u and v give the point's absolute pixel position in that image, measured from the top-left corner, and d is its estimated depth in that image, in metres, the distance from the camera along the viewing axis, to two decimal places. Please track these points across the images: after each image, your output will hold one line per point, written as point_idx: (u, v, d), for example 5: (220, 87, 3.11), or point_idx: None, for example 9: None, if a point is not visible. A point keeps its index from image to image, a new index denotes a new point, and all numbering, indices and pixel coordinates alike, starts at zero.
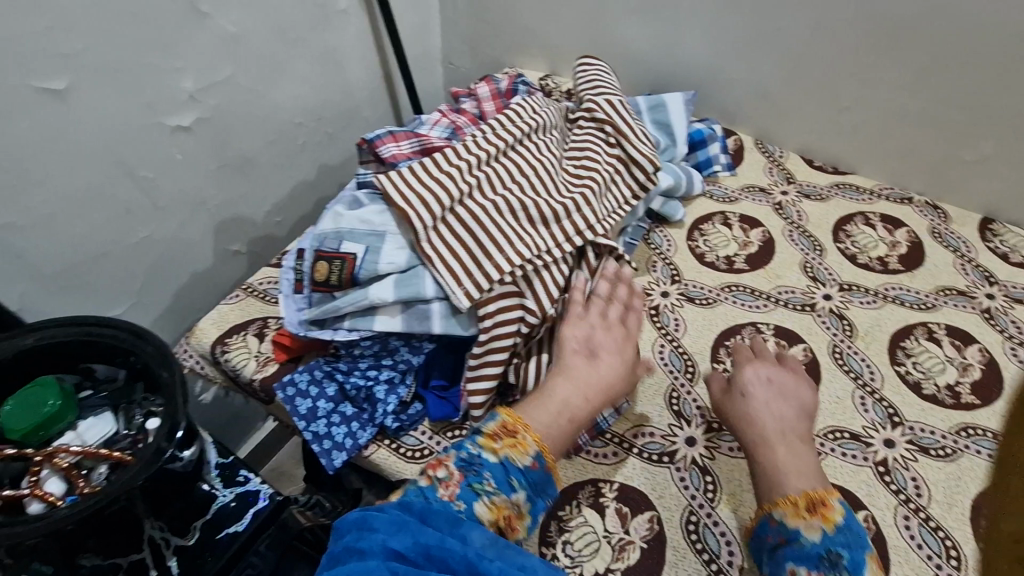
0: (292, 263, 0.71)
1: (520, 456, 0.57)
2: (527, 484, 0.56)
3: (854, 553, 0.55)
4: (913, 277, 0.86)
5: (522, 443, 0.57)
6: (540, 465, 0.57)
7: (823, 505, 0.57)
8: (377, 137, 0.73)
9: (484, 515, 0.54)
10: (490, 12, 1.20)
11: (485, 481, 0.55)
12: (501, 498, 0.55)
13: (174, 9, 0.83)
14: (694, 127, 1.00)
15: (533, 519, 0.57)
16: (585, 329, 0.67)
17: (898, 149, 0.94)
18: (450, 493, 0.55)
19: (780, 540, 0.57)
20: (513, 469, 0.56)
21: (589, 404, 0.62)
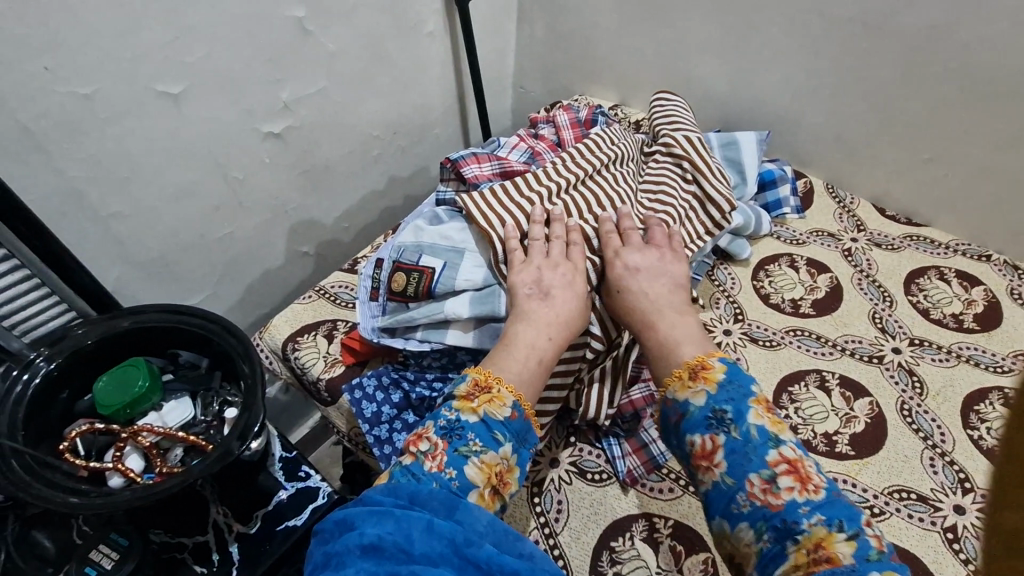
0: (371, 271, 0.74)
1: (500, 410, 0.54)
2: (510, 436, 0.54)
3: (741, 400, 0.53)
4: (990, 338, 0.83)
5: (499, 396, 0.54)
6: (519, 414, 0.55)
7: (703, 368, 0.55)
8: (461, 158, 0.76)
9: (476, 478, 0.51)
10: (566, 42, 1.24)
11: (470, 442, 0.52)
12: (490, 455, 0.52)
13: (283, 26, 0.88)
14: (765, 167, 1.01)
15: (523, 470, 0.55)
16: (531, 273, 0.64)
17: (980, 205, 0.92)
18: (439, 464, 0.51)
19: (677, 416, 0.55)
20: (494, 424, 0.54)
21: (554, 342, 0.60)
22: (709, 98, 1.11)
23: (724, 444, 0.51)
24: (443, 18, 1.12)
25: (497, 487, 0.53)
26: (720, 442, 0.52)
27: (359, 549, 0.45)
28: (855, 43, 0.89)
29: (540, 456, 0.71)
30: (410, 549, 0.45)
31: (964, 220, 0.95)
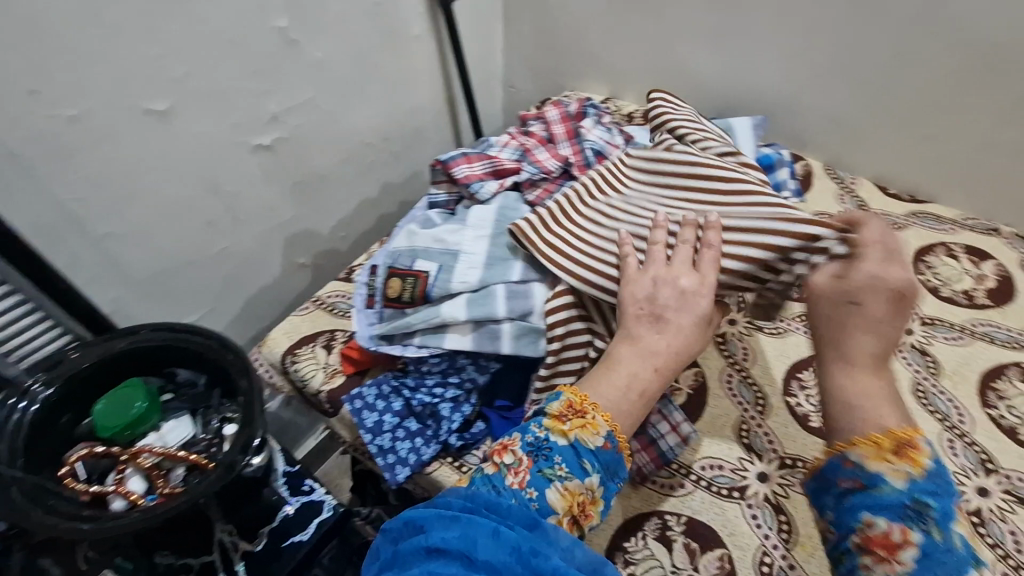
0: (366, 279, 0.73)
1: (592, 438, 0.54)
2: (599, 468, 0.54)
3: (945, 500, 0.49)
4: (1004, 313, 0.81)
5: (592, 424, 0.54)
6: (611, 445, 0.54)
7: (911, 448, 0.51)
8: (450, 158, 0.75)
9: (557, 503, 0.52)
10: (553, 37, 1.23)
11: (556, 466, 0.53)
12: (574, 483, 0.53)
13: (267, 36, 0.88)
14: (762, 152, 0.98)
15: (607, 504, 0.55)
16: (644, 289, 0.59)
17: (986, 178, 0.90)
18: (521, 481, 0.53)
19: (856, 484, 0.51)
20: (584, 452, 0.54)
21: (659, 376, 0.56)
22: (702, 85, 1.09)
23: (919, 542, 0.47)
24: (428, 21, 1.12)
25: (578, 516, 0.53)
26: (914, 537, 0.47)
27: (426, 550, 0.48)
28: (848, 19, 0.87)
29: None
30: (473, 554, 0.47)
31: (970, 195, 0.93)
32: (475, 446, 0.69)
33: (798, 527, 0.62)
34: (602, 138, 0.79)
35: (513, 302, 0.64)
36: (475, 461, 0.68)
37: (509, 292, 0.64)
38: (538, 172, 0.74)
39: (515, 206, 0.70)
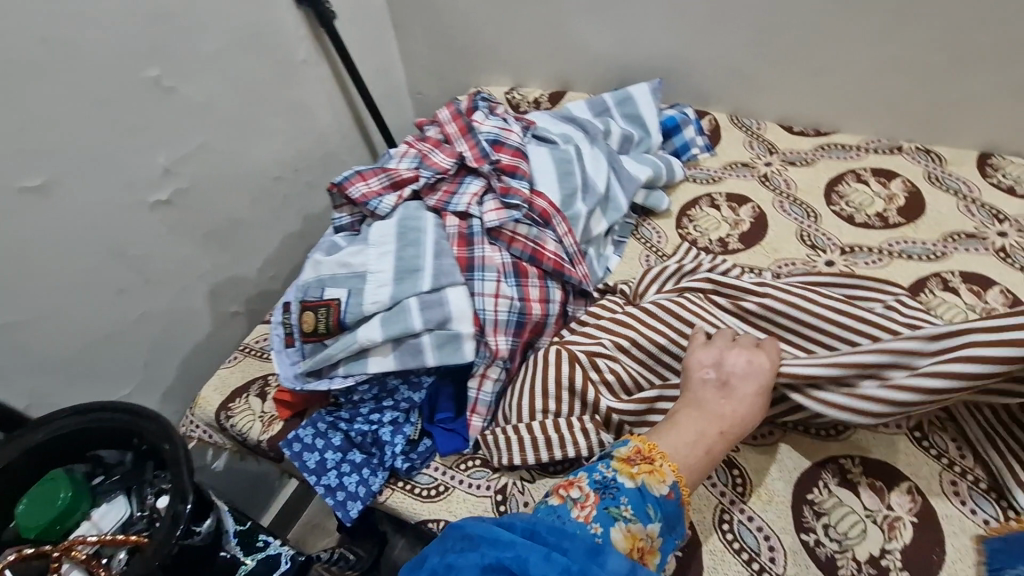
0: (280, 318, 0.70)
1: (658, 485, 0.51)
2: (662, 516, 0.50)
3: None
4: (917, 228, 0.82)
5: (660, 471, 0.51)
6: (675, 497, 0.51)
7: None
8: (345, 179, 0.73)
9: (621, 544, 0.48)
10: (446, 38, 1.22)
11: (621, 506, 0.49)
12: (638, 527, 0.49)
13: (139, 88, 0.84)
14: (666, 114, 1.00)
15: (664, 558, 0.50)
16: (713, 355, 0.59)
17: (879, 99, 0.92)
18: (585, 516, 0.49)
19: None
20: (650, 496, 0.50)
21: (727, 438, 0.54)
22: (598, 60, 1.09)
23: None
24: (312, 44, 1.09)
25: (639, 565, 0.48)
26: None
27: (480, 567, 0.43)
28: None
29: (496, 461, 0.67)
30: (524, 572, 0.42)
31: (868, 119, 0.95)
32: (424, 465, 0.67)
33: (751, 476, 0.62)
34: (495, 127, 0.79)
35: (428, 313, 0.62)
36: (426, 480, 0.66)
37: (423, 303, 0.63)
38: (436, 174, 0.73)
39: (416, 213, 0.69)
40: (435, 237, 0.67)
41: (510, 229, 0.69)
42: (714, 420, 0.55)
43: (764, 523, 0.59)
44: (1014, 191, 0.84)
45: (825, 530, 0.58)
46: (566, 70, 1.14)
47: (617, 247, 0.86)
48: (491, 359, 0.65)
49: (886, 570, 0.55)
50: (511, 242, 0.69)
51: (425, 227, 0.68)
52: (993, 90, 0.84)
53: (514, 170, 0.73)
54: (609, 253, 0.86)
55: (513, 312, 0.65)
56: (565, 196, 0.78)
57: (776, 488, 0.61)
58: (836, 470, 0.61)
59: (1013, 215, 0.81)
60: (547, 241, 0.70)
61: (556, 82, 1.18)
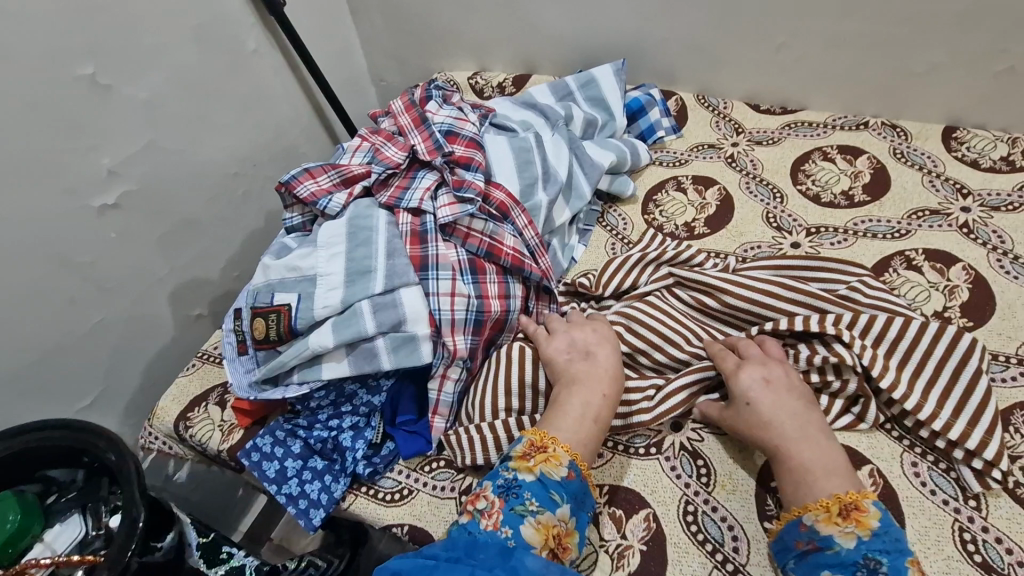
0: (232, 325, 0.68)
1: (557, 469, 0.53)
2: (568, 497, 0.53)
3: (900, 558, 0.48)
4: (882, 206, 0.81)
5: (555, 456, 0.54)
6: (576, 474, 0.54)
7: (856, 508, 0.51)
8: (293, 178, 0.70)
9: (534, 539, 0.50)
10: (404, 22, 1.18)
11: (526, 501, 0.52)
12: (547, 516, 0.51)
13: (73, 87, 0.80)
14: (630, 96, 0.98)
15: (582, 536, 0.53)
16: (564, 339, 0.65)
17: (845, 74, 0.90)
18: (493, 524, 0.51)
19: (813, 547, 0.51)
20: (552, 483, 0.53)
21: (609, 400, 0.59)
22: (561, 40, 1.06)
23: None
24: (263, 33, 1.05)
25: (557, 551, 0.51)
26: None
27: None
28: None
29: None
30: None
31: (834, 95, 0.93)
32: (387, 469, 0.66)
33: (716, 467, 0.62)
34: (449, 117, 0.76)
35: (380, 316, 0.60)
36: (389, 484, 0.65)
37: (375, 306, 0.61)
38: (388, 169, 0.70)
39: (367, 211, 0.66)
40: (387, 236, 0.64)
41: (465, 225, 0.67)
42: (595, 389, 0.59)
43: (728, 514, 0.59)
44: (978, 164, 0.84)
45: None
46: (529, 52, 1.11)
47: (583, 236, 0.85)
48: (450, 359, 0.63)
49: None
50: (466, 238, 0.67)
51: (377, 226, 0.65)
52: (956, 61, 0.82)
53: (468, 162, 0.70)
54: (574, 243, 0.84)
55: (470, 311, 0.63)
56: (525, 186, 0.76)
57: (740, 477, 0.60)
58: None
59: (976, 189, 0.81)
60: (504, 235, 0.68)
61: (519, 64, 1.14)
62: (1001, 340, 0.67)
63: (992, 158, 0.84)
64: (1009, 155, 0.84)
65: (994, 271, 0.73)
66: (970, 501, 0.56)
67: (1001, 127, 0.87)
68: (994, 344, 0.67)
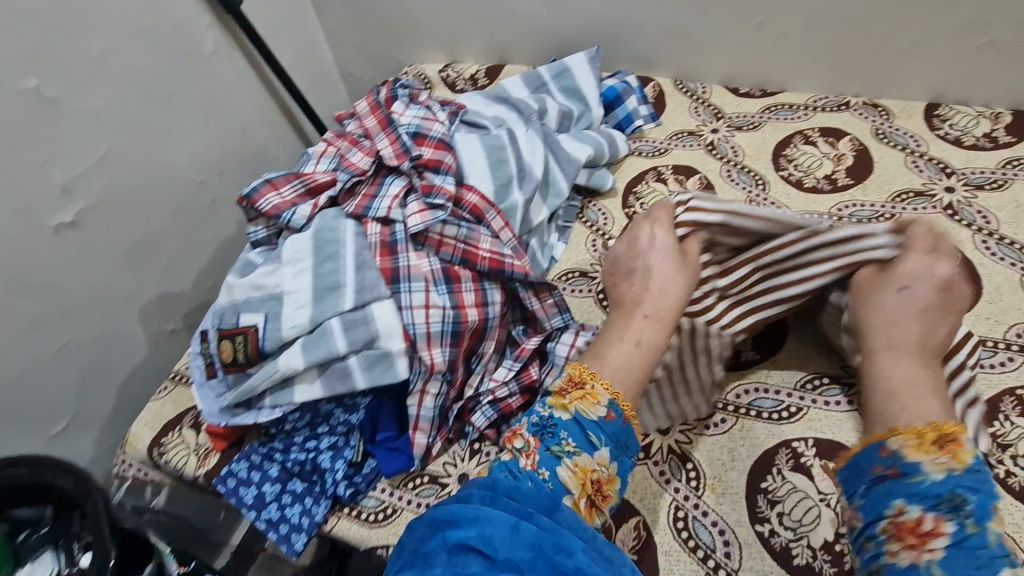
0: (198, 348, 0.65)
1: (593, 408, 0.55)
2: (607, 439, 0.55)
3: (986, 498, 0.46)
4: (866, 190, 0.80)
5: (592, 395, 0.56)
6: (616, 415, 0.55)
7: (954, 442, 0.48)
8: (254, 191, 0.67)
9: (571, 480, 0.53)
10: (371, 15, 1.13)
11: (563, 442, 0.54)
12: (585, 459, 0.54)
13: (16, 102, 0.75)
14: (607, 85, 0.95)
15: (624, 482, 0.55)
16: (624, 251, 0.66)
17: (826, 53, 0.87)
18: (532, 464, 0.53)
19: (891, 473, 0.49)
20: (588, 424, 0.55)
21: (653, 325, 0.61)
22: (533, 28, 1.02)
23: (952, 534, 0.45)
24: (221, 33, 1.00)
25: (595, 499, 0.54)
26: (947, 528, 0.45)
27: (451, 549, 0.46)
28: None
29: (446, 477, 0.64)
30: (494, 553, 0.45)
31: (815, 75, 0.90)
32: (370, 488, 0.64)
33: (705, 470, 0.60)
34: (416, 117, 0.73)
35: (352, 333, 0.58)
36: (373, 504, 0.63)
37: (345, 323, 0.58)
38: (353, 177, 0.67)
39: (334, 222, 0.63)
40: (355, 249, 0.62)
41: (437, 232, 0.64)
42: (632, 314, 0.62)
43: (719, 518, 0.57)
44: (961, 142, 0.82)
45: (780, 519, 0.56)
46: (501, 41, 1.07)
47: (563, 233, 0.82)
48: (428, 374, 0.61)
49: (841, 556, 0.54)
50: (439, 246, 0.64)
51: (344, 237, 0.62)
52: (937, 37, 0.80)
53: (438, 165, 0.67)
54: (554, 241, 0.81)
55: (446, 323, 0.61)
56: (499, 187, 0.73)
57: (729, 479, 0.59)
58: (789, 454, 0.60)
59: (959, 168, 0.79)
60: (479, 239, 0.66)
61: (492, 54, 1.10)
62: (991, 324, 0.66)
63: (975, 136, 0.82)
64: (992, 132, 0.82)
65: (980, 253, 0.71)
66: None
67: (984, 103, 0.85)
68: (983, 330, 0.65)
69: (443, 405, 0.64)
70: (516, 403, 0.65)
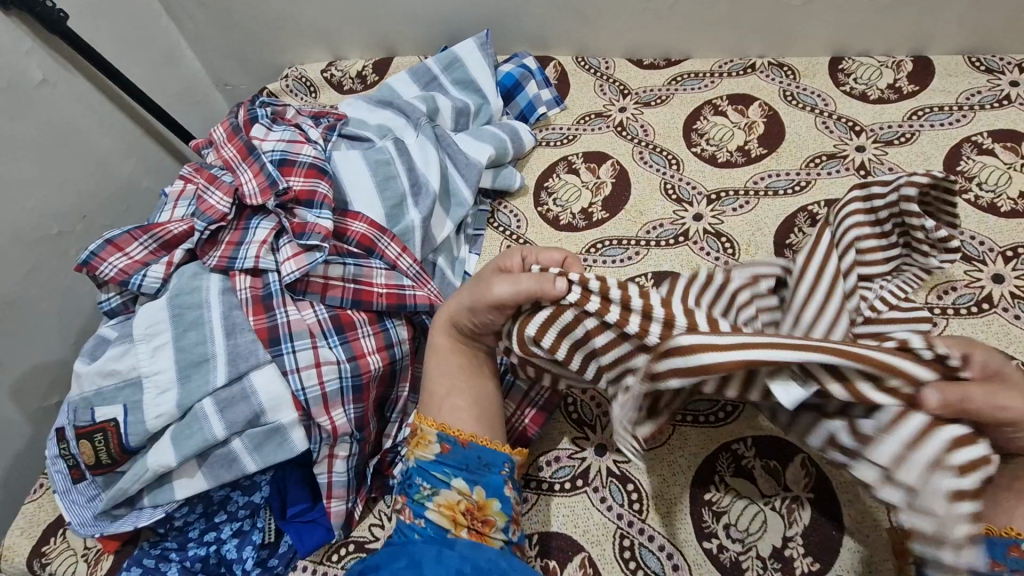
0: (57, 449, 0.55)
1: (426, 449, 0.52)
2: (455, 470, 0.51)
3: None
4: (779, 158, 0.76)
5: (423, 437, 0.53)
6: (453, 445, 0.52)
7: None
8: (93, 254, 0.57)
9: (442, 519, 0.50)
10: (233, 14, 1.00)
11: (421, 487, 0.52)
12: (444, 496, 0.51)
13: None
14: (503, 72, 0.88)
15: (504, 499, 0.50)
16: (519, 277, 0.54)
17: (725, 15, 0.82)
18: (408, 516, 0.52)
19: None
20: (429, 464, 0.52)
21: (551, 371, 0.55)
22: (416, 14, 0.92)
23: None
24: (48, 56, 0.83)
25: (476, 525, 0.50)
26: None
27: None
28: None
29: (373, 541, 0.56)
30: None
31: (716, 38, 0.86)
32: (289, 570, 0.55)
33: (647, 489, 0.57)
34: (280, 141, 0.64)
35: (229, 413, 0.51)
36: None
37: (219, 402, 0.51)
38: (212, 224, 0.58)
39: (193, 282, 0.55)
40: (222, 311, 0.54)
41: (320, 275, 0.57)
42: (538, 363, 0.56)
43: (666, 541, 0.54)
44: (867, 97, 0.80)
45: (727, 531, 0.54)
46: (384, 31, 0.96)
47: (473, 243, 0.75)
48: (332, 439, 0.54)
49: (790, 562, 0.52)
50: (325, 291, 0.57)
51: (207, 299, 0.54)
52: None
53: (311, 198, 0.59)
54: (465, 254, 0.74)
55: (344, 379, 0.54)
56: (390, 208, 0.65)
57: (673, 495, 0.56)
58: (731, 458, 0.57)
59: (868, 125, 0.77)
60: (371, 274, 0.59)
61: (380, 48, 1.00)
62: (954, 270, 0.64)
63: (880, 88, 0.80)
64: (895, 82, 0.80)
65: None
66: None
67: (885, 52, 0.83)
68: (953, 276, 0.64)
69: (358, 463, 0.57)
70: None
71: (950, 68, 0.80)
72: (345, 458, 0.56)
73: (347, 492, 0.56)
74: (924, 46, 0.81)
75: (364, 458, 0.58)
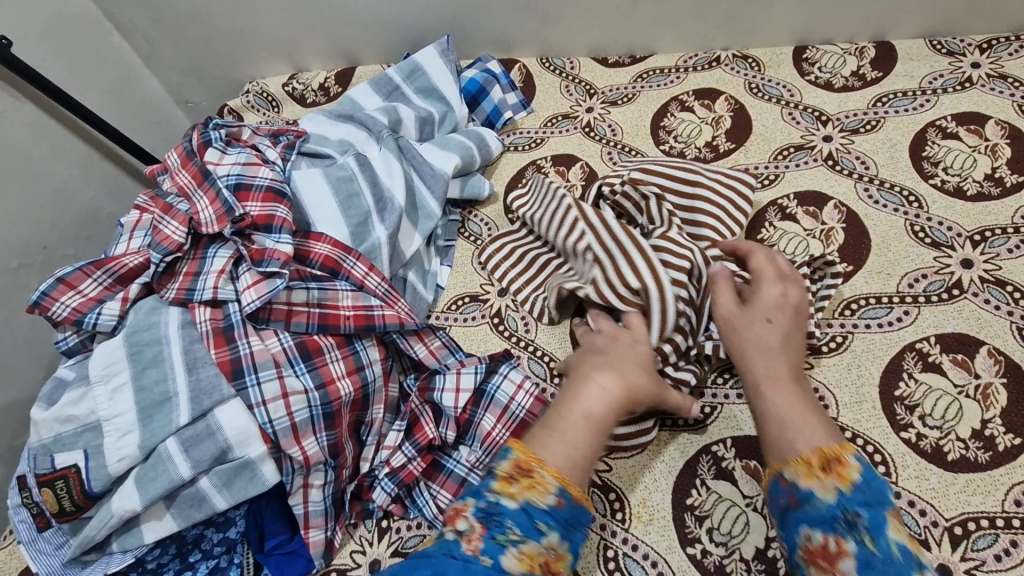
0: (18, 498, 0.53)
1: (542, 497, 0.45)
2: (557, 525, 0.45)
3: (880, 512, 0.42)
4: (747, 152, 0.76)
5: (541, 482, 0.46)
6: (568, 500, 0.46)
7: (838, 461, 0.45)
8: (44, 295, 0.55)
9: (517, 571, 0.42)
10: (188, 31, 0.97)
11: (509, 530, 0.43)
12: (532, 545, 0.43)
13: None
14: (466, 78, 0.86)
15: (575, 557, 0.46)
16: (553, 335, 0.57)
17: (688, 10, 0.81)
18: (474, 548, 0.42)
19: (791, 502, 0.45)
20: (538, 512, 0.45)
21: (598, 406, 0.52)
22: (376, 23, 0.91)
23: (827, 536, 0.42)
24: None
25: None
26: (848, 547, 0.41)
27: None
28: None
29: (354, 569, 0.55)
30: None
31: (680, 33, 0.85)
32: None
33: (629, 497, 0.56)
34: (236, 164, 0.63)
35: (195, 452, 0.49)
36: None
37: (185, 441, 0.49)
38: (167, 255, 0.56)
39: (151, 318, 0.54)
40: (183, 345, 0.52)
41: (283, 301, 0.56)
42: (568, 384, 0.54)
43: (650, 549, 0.54)
44: (832, 86, 0.79)
45: (711, 535, 0.53)
46: (346, 41, 0.95)
47: (445, 255, 0.73)
48: (305, 469, 0.53)
49: (774, 563, 0.51)
50: (289, 318, 0.56)
51: (166, 335, 0.53)
52: None
53: (269, 223, 0.58)
54: (436, 267, 0.72)
55: (314, 407, 0.52)
56: (355, 227, 0.63)
57: (655, 503, 0.56)
58: (711, 461, 0.57)
59: (834, 114, 0.77)
60: (336, 297, 0.58)
61: (341, 59, 0.98)
62: (924, 257, 0.64)
63: (844, 76, 0.80)
64: (859, 70, 0.80)
65: (865, 204, 0.69)
66: (881, 468, 0.54)
67: (847, 39, 0.83)
68: (923, 264, 0.64)
69: (335, 491, 0.56)
70: (417, 469, 0.57)
71: (912, 53, 0.80)
72: (320, 489, 0.55)
73: (325, 520, 0.54)
74: (887, 31, 0.81)
75: (341, 485, 0.56)
